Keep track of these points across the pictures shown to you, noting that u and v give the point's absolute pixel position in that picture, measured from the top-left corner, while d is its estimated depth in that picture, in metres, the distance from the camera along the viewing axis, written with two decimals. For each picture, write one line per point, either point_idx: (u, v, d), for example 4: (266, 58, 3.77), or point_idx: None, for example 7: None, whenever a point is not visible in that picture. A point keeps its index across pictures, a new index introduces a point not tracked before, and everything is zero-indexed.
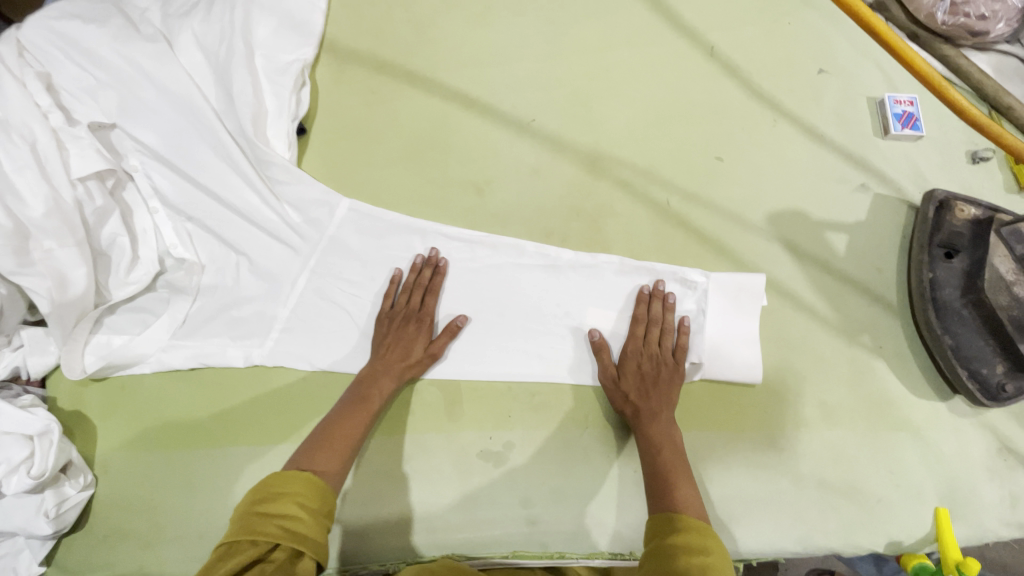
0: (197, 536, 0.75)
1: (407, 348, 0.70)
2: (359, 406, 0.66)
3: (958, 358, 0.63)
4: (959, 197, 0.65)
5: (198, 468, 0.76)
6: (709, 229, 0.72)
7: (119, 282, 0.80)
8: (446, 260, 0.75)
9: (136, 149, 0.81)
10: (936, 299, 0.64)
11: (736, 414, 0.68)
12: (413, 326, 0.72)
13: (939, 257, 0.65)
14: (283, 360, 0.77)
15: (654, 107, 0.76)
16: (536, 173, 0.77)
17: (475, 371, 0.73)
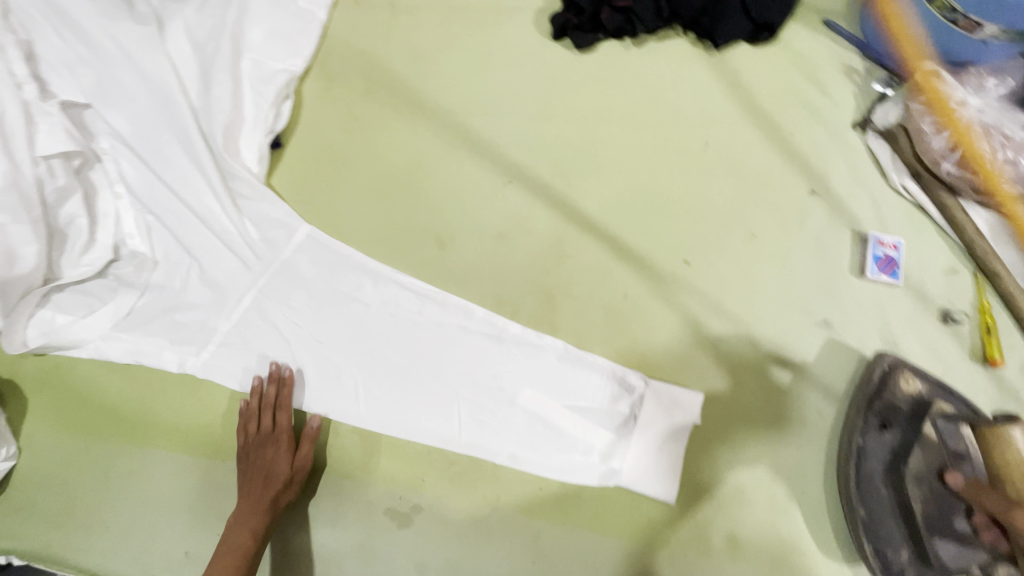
0: (103, 529, 0.76)
1: (258, 473, 0.69)
2: (225, 552, 0.66)
3: (866, 533, 0.63)
4: (907, 370, 0.66)
5: (116, 464, 0.77)
6: (659, 334, 0.70)
7: (71, 262, 0.79)
8: (288, 370, 0.74)
9: (108, 133, 0.79)
10: (859, 468, 0.64)
11: (643, 528, 0.67)
12: (271, 450, 0.70)
13: (872, 427, 0.65)
14: (215, 373, 0.76)
15: (634, 193, 0.73)
16: (500, 238, 0.74)
17: (399, 427, 0.73)
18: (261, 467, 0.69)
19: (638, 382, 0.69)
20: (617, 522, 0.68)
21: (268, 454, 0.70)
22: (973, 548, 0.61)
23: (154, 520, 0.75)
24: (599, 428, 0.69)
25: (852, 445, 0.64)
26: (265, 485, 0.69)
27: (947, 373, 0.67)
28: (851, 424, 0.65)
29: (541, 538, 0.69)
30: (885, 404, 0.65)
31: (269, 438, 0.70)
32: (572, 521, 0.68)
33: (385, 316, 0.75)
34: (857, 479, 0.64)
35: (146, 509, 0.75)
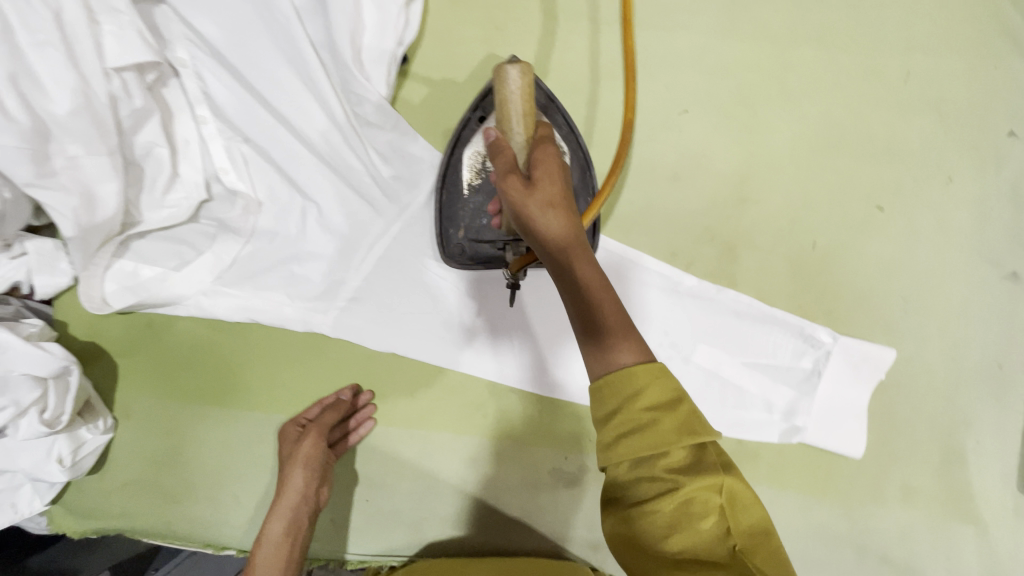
0: (229, 501, 0.69)
1: (291, 495, 0.61)
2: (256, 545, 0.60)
3: (1002, 468, 0.67)
4: None
5: (238, 431, 0.69)
6: (846, 286, 0.66)
7: (154, 203, 0.66)
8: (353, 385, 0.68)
9: (185, 38, 0.63)
10: (1009, 411, 0.66)
11: (820, 479, 0.67)
12: (286, 442, 0.65)
13: (473, 119, 0.63)
14: (347, 334, 0.68)
15: (825, 131, 0.66)
16: (674, 178, 0.65)
17: (563, 389, 0.67)
18: (286, 486, 0.61)
19: (828, 339, 0.65)
20: (793, 475, 0.67)
21: (299, 473, 0.62)
22: None
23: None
24: (782, 386, 0.66)
25: (1003, 392, 0.66)
26: (292, 520, 0.61)
27: None
28: (1006, 373, 0.66)
29: None
30: None
31: (313, 458, 0.62)
32: (749, 476, 0.67)
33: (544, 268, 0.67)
34: (1001, 421, 0.67)
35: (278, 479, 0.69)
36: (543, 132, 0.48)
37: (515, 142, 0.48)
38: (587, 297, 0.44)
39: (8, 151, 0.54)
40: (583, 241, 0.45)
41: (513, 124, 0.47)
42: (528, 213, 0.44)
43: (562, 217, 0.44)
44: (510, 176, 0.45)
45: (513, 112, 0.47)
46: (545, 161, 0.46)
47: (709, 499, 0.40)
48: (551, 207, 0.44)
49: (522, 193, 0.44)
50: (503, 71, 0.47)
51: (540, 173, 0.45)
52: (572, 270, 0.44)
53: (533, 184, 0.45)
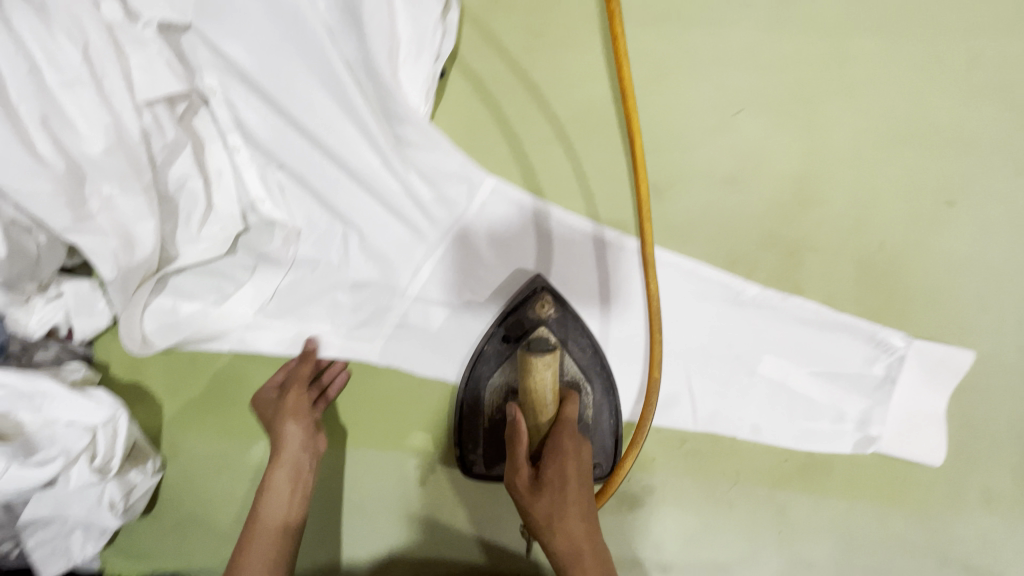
0: None
1: (291, 449, 0.62)
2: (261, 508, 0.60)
3: None
4: None
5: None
6: (916, 287, 0.63)
7: (190, 238, 0.64)
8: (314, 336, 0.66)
9: (213, 65, 0.60)
10: None
11: (896, 488, 0.64)
12: (270, 408, 0.64)
13: (499, 331, 0.64)
14: (390, 360, 0.66)
15: (889, 124, 0.62)
16: (731, 182, 0.62)
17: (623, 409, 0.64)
18: (282, 440, 0.62)
19: (901, 343, 0.62)
20: (866, 485, 0.64)
21: (293, 426, 0.62)
22: None
23: (347, 518, 0.68)
24: (854, 395, 0.63)
25: None
26: (296, 469, 0.61)
27: None
28: None
29: (786, 508, 0.65)
30: None
31: (303, 409, 0.63)
32: (821, 488, 0.64)
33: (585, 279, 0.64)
34: None
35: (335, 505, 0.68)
36: (567, 414, 0.60)
37: (540, 426, 0.61)
38: (554, 558, 0.57)
39: (43, 197, 0.52)
40: (585, 500, 0.58)
41: (542, 385, 0.60)
42: (539, 521, 0.57)
43: (572, 512, 0.57)
44: (521, 478, 0.58)
45: (542, 405, 0.60)
46: (549, 489, 0.58)
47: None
48: (556, 522, 0.57)
49: (531, 497, 0.57)
50: (535, 362, 0.60)
51: (550, 477, 0.58)
52: (549, 541, 0.57)
53: (540, 491, 0.58)
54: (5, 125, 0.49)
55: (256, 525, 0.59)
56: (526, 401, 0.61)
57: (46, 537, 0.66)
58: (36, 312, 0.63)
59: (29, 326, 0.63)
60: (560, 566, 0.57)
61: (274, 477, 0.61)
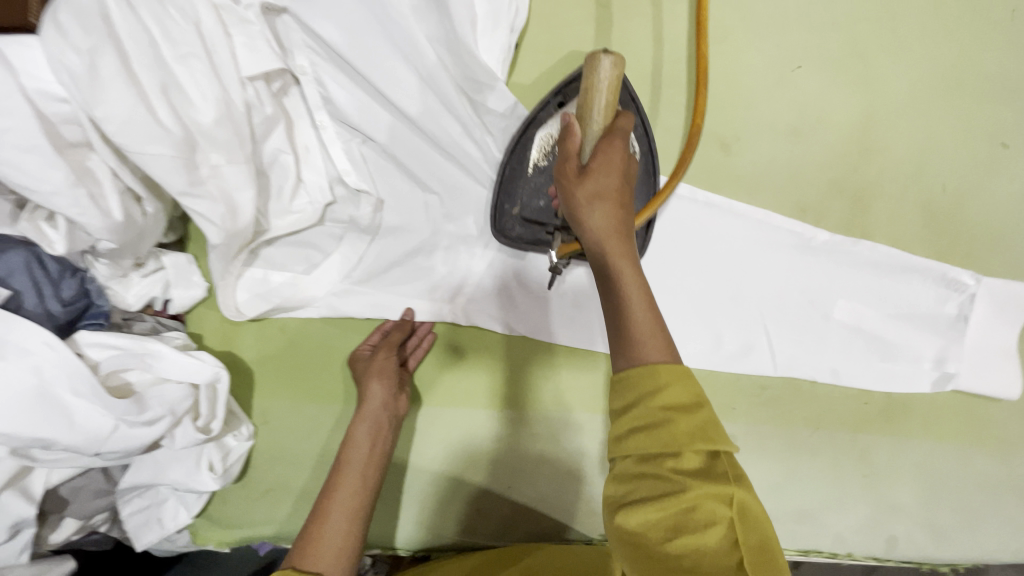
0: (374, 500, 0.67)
1: (376, 404, 0.63)
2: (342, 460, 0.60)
3: None
4: None
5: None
6: (981, 228, 0.65)
7: (281, 210, 0.68)
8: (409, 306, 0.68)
9: (305, 45, 0.65)
10: None
11: (976, 426, 0.65)
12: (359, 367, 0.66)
13: (552, 103, 0.63)
14: (461, 319, 0.68)
15: (943, 74, 0.65)
16: (794, 135, 0.66)
17: (700, 358, 0.66)
18: (366, 397, 0.63)
19: (971, 283, 0.64)
20: (947, 425, 0.65)
21: (378, 383, 0.63)
22: None
23: (432, 486, 0.68)
24: (929, 334, 0.64)
25: None
26: (376, 425, 0.62)
27: None
28: None
29: (869, 450, 0.66)
30: None
31: (387, 368, 0.64)
32: (902, 429, 0.65)
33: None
34: None
35: (419, 473, 0.68)
36: (621, 123, 0.48)
37: (586, 140, 0.48)
38: (606, 264, 0.44)
39: (163, 162, 0.55)
40: (629, 240, 0.45)
41: (595, 106, 0.47)
42: (578, 204, 0.45)
43: (642, 295, 0.43)
44: (568, 168, 0.47)
45: (598, 97, 0.47)
46: (597, 180, 0.45)
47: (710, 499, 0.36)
48: (597, 202, 0.45)
49: (572, 187, 0.46)
50: (596, 60, 0.47)
51: (598, 161, 0.46)
52: (605, 262, 0.44)
53: (588, 181, 0.46)
54: (132, 93, 0.53)
55: (339, 476, 0.58)
56: (570, 125, 0.49)
57: (140, 507, 0.67)
58: (134, 286, 0.67)
59: (126, 300, 0.67)
60: (615, 322, 0.43)
61: (357, 431, 0.61)
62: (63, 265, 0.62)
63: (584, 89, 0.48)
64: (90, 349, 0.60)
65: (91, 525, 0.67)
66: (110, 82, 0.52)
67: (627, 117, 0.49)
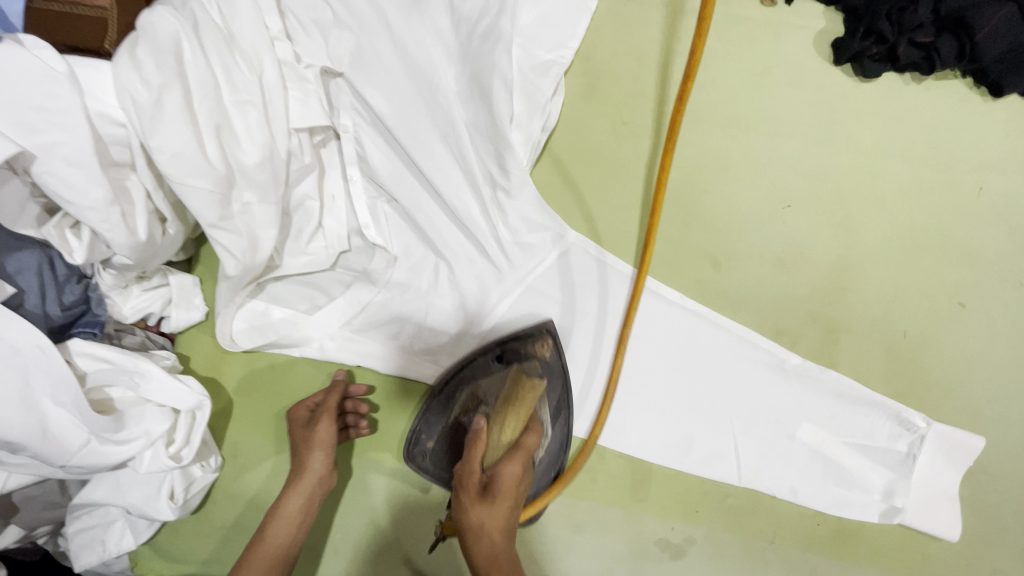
0: (330, 546, 0.70)
1: (309, 472, 0.63)
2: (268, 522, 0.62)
3: None
4: None
5: (350, 477, 0.71)
6: (935, 374, 0.71)
7: (296, 250, 0.71)
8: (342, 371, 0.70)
9: (352, 107, 0.70)
10: None
11: (918, 562, 0.69)
12: (302, 423, 0.66)
13: (491, 354, 0.69)
14: None
15: (912, 232, 0.73)
16: (779, 264, 0.72)
17: (671, 456, 0.69)
18: (304, 468, 0.63)
19: (921, 421, 0.69)
20: (892, 559, 0.69)
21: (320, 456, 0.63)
22: None
23: (390, 539, 0.70)
24: (882, 467, 0.69)
25: None
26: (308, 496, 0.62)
27: None
28: None
29: (818, 572, 0.68)
30: None
31: (325, 440, 0.64)
32: (849, 554, 0.69)
33: (595, 306, 0.71)
34: None
35: (386, 528, 0.70)
36: (527, 442, 0.61)
37: (495, 448, 0.61)
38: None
39: (201, 194, 0.58)
40: (507, 556, 0.57)
41: (506, 426, 0.62)
42: (465, 509, 0.57)
43: (499, 526, 0.57)
44: (478, 441, 0.60)
45: (512, 415, 0.63)
46: (489, 504, 0.57)
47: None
48: (481, 530, 0.57)
49: (469, 506, 0.57)
50: (523, 389, 0.65)
51: (495, 491, 0.58)
52: (472, 551, 0.57)
53: (480, 500, 0.58)
54: (188, 129, 0.57)
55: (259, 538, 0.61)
56: (493, 419, 0.63)
57: (85, 526, 0.65)
58: (132, 298, 0.67)
59: (122, 312, 0.67)
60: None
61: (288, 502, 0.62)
62: (71, 270, 0.62)
63: (512, 395, 0.65)
64: (80, 358, 0.60)
65: (31, 535, 0.65)
66: (170, 117, 0.56)
67: (538, 430, 0.62)
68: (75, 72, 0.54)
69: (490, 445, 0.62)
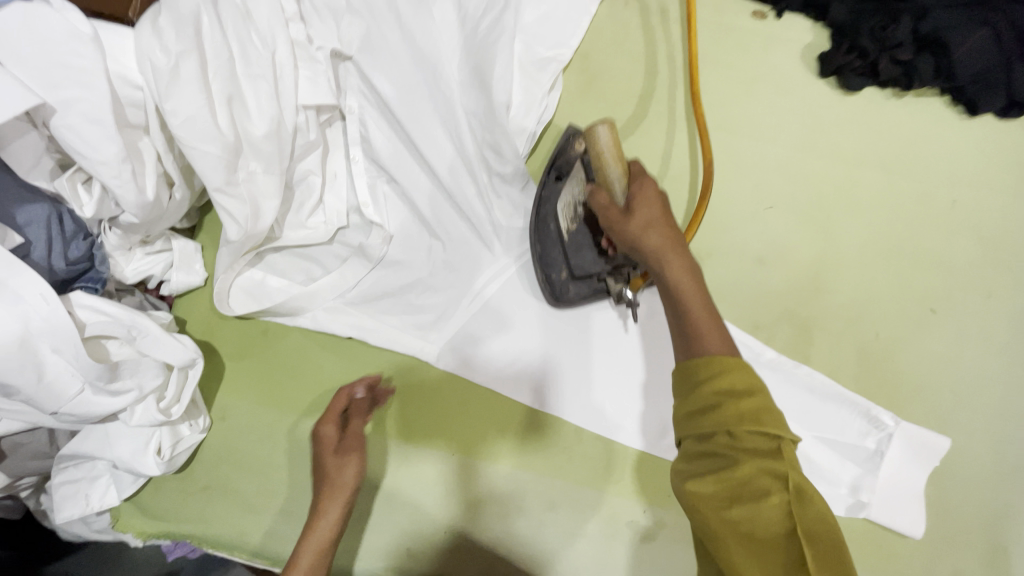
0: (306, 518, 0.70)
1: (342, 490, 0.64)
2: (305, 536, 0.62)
3: None
4: None
5: None
6: (904, 375, 0.74)
7: (297, 223, 0.73)
8: (373, 375, 0.72)
9: (358, 90, 0.74)
10: None
11: (884, 559, 0.70)
12: (329, 434, 0.68)
13: (549, 180, 0.69)
14: (432, 356, 0.73)
15: (888, 240, 0.77)
16: (759, 262, 0.76)
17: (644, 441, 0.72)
18: (337, 476, 0.65)
19: (890, 422, 0.72)
20: (858, 554, 0.70)
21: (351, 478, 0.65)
22: None
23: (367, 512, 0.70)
24: (848, 462, 0.72)
25: None
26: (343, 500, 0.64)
27: None
28: None
29: None
30: None
31: (355, 446, 0.67)
32: None
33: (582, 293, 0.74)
34: None
35: (365, 501, 0.71)
36: (635, 168, 0.62)
37: (616, 183, 0.60)
38: (658, 263, 0.57)
39: (210, 159, 0.61)
40: (681, 248, 0.58)
41: (609, 175, 0.60)
42: (632, 232, 0.58)
43: (659, 239, 0.57)
44: (613, 210, 0.60)
45: (607, 170, 0.60)
46: (643, 212, 0.58)
47: (758, 430, 0.48)
48: (648, 228, 0.58)
49: (624, 221, 0.59)
50: (594, 129, 0.60)
51: (636, 198, 0.59)
52: (665, 267, 0.57)
53: (635, 214, 0.58)
54: (201, 95, 0.60)
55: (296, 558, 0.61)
56: (598, 186, 0.62)
57: (71, 478, 0.67)
58: (135, 260, 0.70)
59: (124, 272, 0.69)
60: (680, 321, 0.56)
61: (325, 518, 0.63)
62: (78, 226, 0.64)
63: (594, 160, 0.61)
64: (80, 310, 0.62)
65: (17, 484, 0.68)
66: (185, 84, 0.59)
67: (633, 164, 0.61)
68: (99, 36, 0.57)
69: (600, 171, 0.61)
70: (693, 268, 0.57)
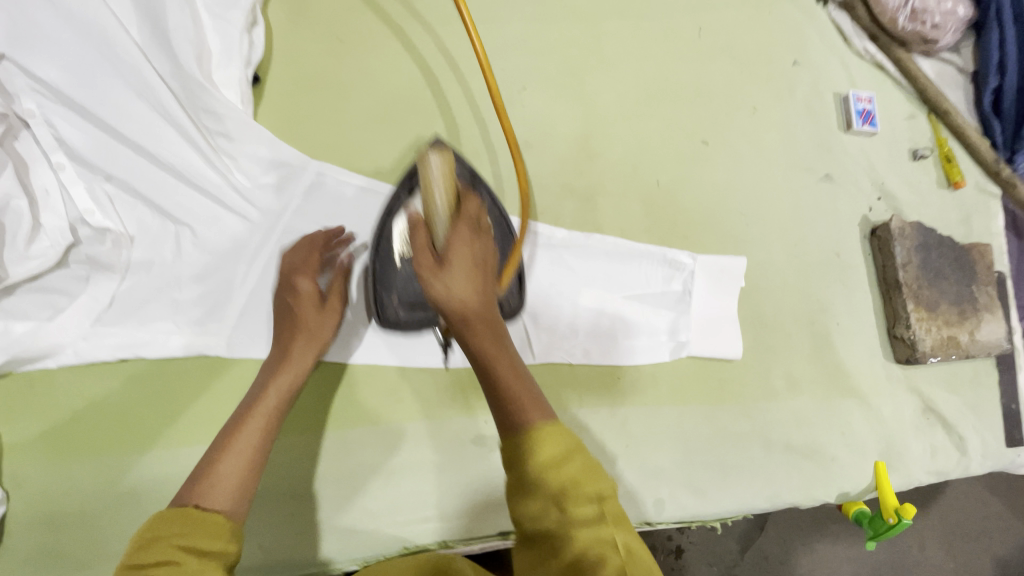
0: None
1: (263, 412, 0.56)
2: (204, 472, 0.50)
3: (889, 332, 0.76)
4: (897, 221, 0.75)
5: (145, 475, 0.66)
6: (693, 212, 0.75)
7: (18, 256, 0.65)
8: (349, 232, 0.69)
9: (32, 89, 0.64)
10: (887, 285, 0.75)
11: (718, 388, 0.72)
12: (317, 307, 0.64)
13: (403, 193, 0.65)
14: (221, 347, 0.67)
15: (646, 86, 0.76)
16: (527, 145, 0.73)
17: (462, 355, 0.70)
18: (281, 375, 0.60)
19: (688, 260, 0.73)
20: (695, 390, 0.72)
21: (304, 334, 0.63)
22: (954, 322, 0.74)
23: None
24: (661, 309, 0.73)
25: (878, 279, 0.76)
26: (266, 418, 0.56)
27: (926, 201, 0.78)
28: (869, 262, 0.77)
29: (629, 421, 0.71)
30: (885, 246, 0.75)
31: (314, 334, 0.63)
32: (653, 398, 0.71)
33: (360, 232, 0.69)
34: (883, 293, 0.76)
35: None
36: (465, 208, 0.50)
37: (438, 223, 0.49)
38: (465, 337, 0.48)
39: None
40: (501, 337, 0.50)
41: (436, 201, 0.50)
42: (437, 296, 0.47)
43: (471, 284, 0.48)
44: (424, 257, 0.48)
45: (434, 189, 0.50)
46: (447, 271, 0.47)
47: (583, 494, 0.40)
48: (456, 298, 0.47)
49: (430, 274, 0.47)
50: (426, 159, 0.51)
51: (451, 253, 0.48)
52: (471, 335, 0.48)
53: (441, 269, 0.47)
54: None
55: (216, 462, 0.50)
56: (415, 224, 0.50)
57: None
58: None
59: None
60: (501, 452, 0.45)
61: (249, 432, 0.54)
62: None
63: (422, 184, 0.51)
64: None
65: None
66: None
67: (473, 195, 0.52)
68: None
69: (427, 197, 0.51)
70: (504, 345, 0.49)
